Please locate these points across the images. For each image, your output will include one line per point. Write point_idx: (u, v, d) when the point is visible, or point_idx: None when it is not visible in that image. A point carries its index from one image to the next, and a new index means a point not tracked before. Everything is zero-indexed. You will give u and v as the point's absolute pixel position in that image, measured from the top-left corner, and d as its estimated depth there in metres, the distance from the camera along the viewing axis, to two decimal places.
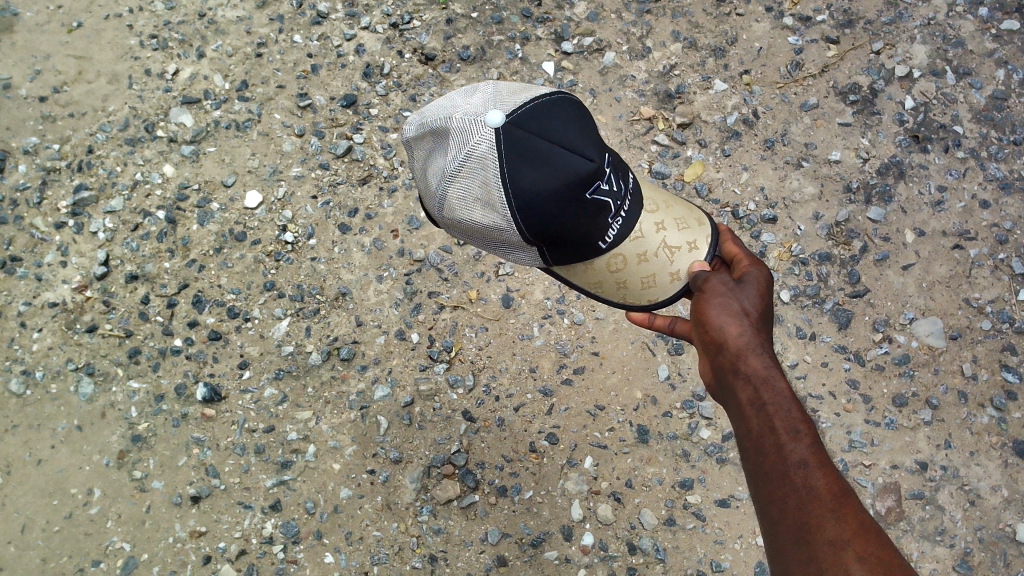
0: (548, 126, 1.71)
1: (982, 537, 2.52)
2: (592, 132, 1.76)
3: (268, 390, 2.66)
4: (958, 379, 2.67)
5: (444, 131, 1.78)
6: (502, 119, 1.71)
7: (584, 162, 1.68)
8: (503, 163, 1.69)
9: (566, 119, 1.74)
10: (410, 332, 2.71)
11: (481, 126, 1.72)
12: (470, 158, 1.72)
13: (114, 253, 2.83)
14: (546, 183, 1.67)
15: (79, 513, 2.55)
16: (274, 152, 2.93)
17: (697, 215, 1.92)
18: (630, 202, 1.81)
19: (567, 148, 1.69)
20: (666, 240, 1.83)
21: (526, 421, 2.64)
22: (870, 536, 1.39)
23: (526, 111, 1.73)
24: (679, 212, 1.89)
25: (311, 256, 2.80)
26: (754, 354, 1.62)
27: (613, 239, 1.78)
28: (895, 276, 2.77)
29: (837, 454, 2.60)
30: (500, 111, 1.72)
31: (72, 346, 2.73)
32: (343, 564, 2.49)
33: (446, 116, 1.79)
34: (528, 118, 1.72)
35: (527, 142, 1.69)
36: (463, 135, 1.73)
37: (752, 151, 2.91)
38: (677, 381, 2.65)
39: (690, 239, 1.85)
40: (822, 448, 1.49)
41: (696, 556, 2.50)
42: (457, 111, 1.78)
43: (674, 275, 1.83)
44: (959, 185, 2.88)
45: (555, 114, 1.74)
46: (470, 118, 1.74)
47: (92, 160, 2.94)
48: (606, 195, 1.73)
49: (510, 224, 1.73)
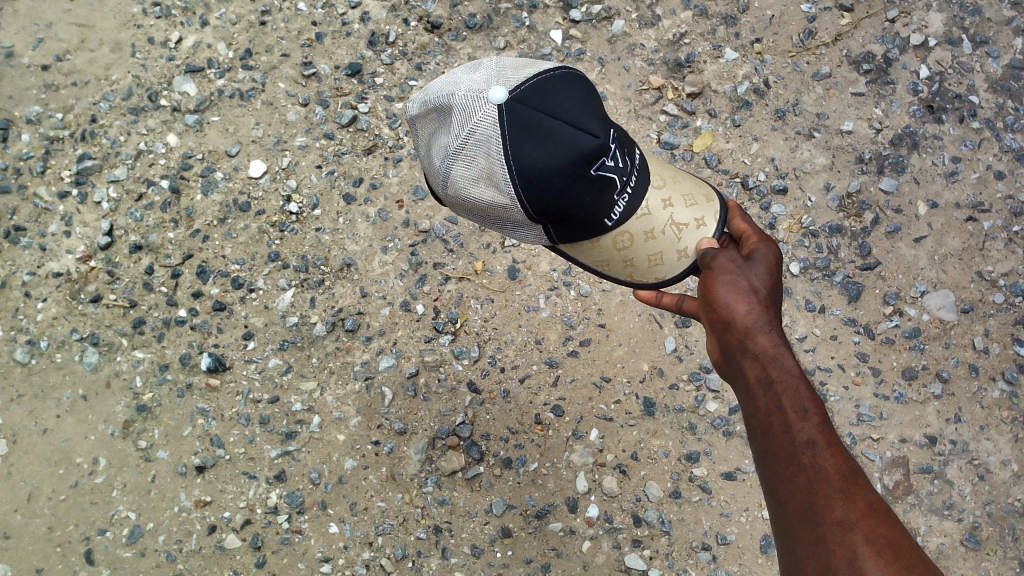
0: (551, 102, 1.68)
1: (991, 511, 2.51)
2: (597, 107, 1.73)
3: (272, 360, 2.65)
4: (969, 353, 2.65)
5: (447, 109, 1.74)
6: (505, 94, 1.67)
7: (588, 137, 1.65)
8: (506, 140, 1.66)
9: (570, 94, 1.70)
10: (415, 303, 2.69)
11: (484, 103, 1.68)
12: (473, 136, 1.69)
13: (118, 223, 2.81)
14: (548, 160, 1.64)
15: (84, 482, 2.56)
16: (279, 121, 2.90)
17: (705, 190, 1.89)
18: (637, 177, 1.78)
19: (571, 124, 1.66)
20: (673, 217, 1.81)
21: (532, 393, 2.62)
22: (879, 518, 1.36)
23: (529, 87, 1.69)
24: (687, 188, 1.86)
25: (316, 227, 2.78)
26: (762, 332, 1.59)
27: (619, 216, 1.75)
28: (906, 249, 2.74)
29: (845, 428, 2.58)
30: (503, 87, 1.69)
31: (77, 315, 2.72)
32: (348, 534, 2.50)
33: (449, 93, 1.75)
34: (532, 94, 1.68)
35: (530, 118, 1.65)
36: (466, 112, 1.70)
37: (763, 121, 2.87)
38: (683, 354, 2.63)
39: (698, 215, 1.82)
40: (830, 426, 1.47)
41: (701, 528, 2.50)
42: (460, 87, 1.74)
43: (682, 252, 1.80)
44: (973, 156, 2.83)
45: (559, 90, 1.70)
46: (473, 95, 1.70)
47: (96, 129, 2.91)
48: (611, 171, 1.70)
49: (514, 202, 1.70)
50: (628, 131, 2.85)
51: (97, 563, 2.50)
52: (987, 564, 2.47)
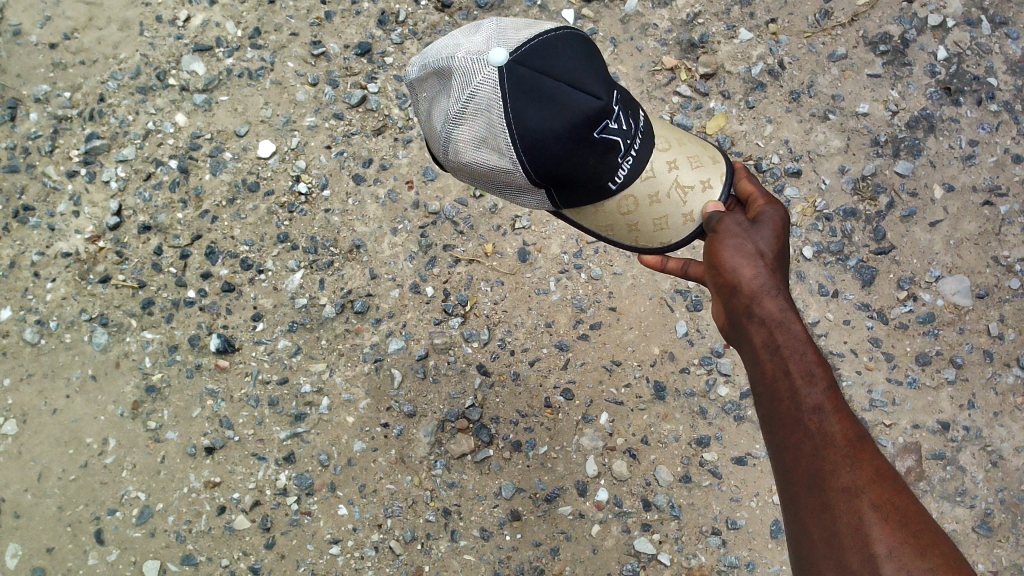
0: (554, 63, 1.65)
1: (1004, 498, 2.50)
2: (600, 68, 1.70)
3: (282, 341, 2.64)
4: (984, 339, 2.62)
5: (447, 72, 1.71)
6: (506, 56, 1.64)
7: (590, 99, 1.62)
8: (507, 103, 1.63)
9: (572, 54, 1.67)
10: (425, 286, 2.68)
11: (485, 66, 1.64)
12: (474, 100, 1.66)
13: (127, 203, 2.80)
14: (551, 123, 1.61)
15: (94, 462, 2.57)
16: (288, 101, 2.88)
17: (711, 152, 1.86)
18: (642, 139, 1.76)
19: (573, 86, 1.63)
20: (679, 179, 1.78)
21: (542, 376, 2.61)
22: (887, 482, 1.35)
23: (531, 48, 1.66)
24: (693, 150, 1.84)
25: (325, 208, 2.76)
26: (769, 296, 1.57)
27: (624, 179, 1.73)
28: (922, 233, 2.71)
29: (857, 413, 2.56)
30: (503, 49, 1.65)
31: (86, 296, 2.71)
32: (357, 517, 2.49)
33: (449, 55, 1.71)
34: (534, 55, 1.65)
35: (532, 80, 1.62)
36: (466, 75, 1.66)
37: (777, 102, 2.83)
38: (695, 338, 2.61)
39: (704, 177, 1.80)
40: (838, 391, 1.46)
41: (711, 513, 2.49)
42: (460, 49, 1.70)
43: (688, 216, 1.78)
44: (991, 139, 2.79)
45: (561, 50, 1.67)
46: (473, 57, 1.66)
47: (104, 108, 2.89)
48: (614, 133, 1.68)
49: (516, 166, 1.67)
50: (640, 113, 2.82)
51: (107, 543, 2.50)
52: (998, 550, 2.46)
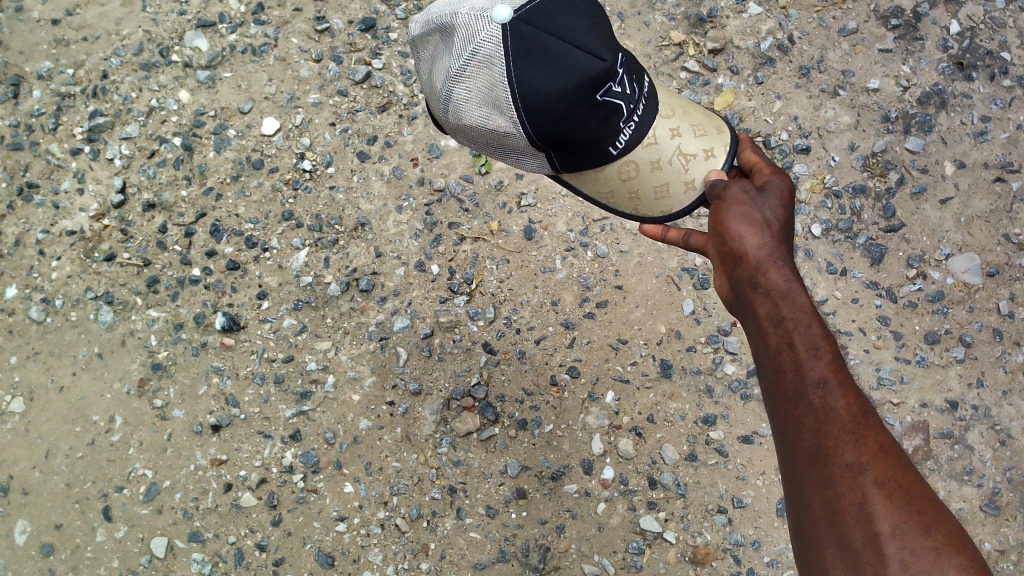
0: (558, 22, 1.61)
1: (1012, 477, 2.48)
2: (606, 31, 1.66)
3: (287, 320, 2.63)
4: (994, 317, 2.60)
5: (450, 29, 1.68)
6: (509, 15, 1.62)
7: (593, 60, 1.59)
8: (509, 63, 1.60)
9: (577, 15, 1.64)
10: (430, 264, 2.67)
11: (488, 24, 1.62)
12: (475, 57, 1.63)
13: (131, 180, 2.79)
14: (553, 83, 1.59)
15: (101, 440, 2.57)
16: (292, 77, 2.85)
17: (717, 122, 1.83)
18: (648, 105, 1.74)
19: (576, 47, 1.60)
20: (681, 147, 1.76)
21: (548, 354, 2.60)
22: (891, 459, 1.33)
23: (534, 8, 1.63)
24: (697, 119, 1.81)
25: (330, 185, 2.74)
26: (774, 267, 1.53)
27: (625, 144, 1.71)
28: (932, 210, 2.68)
29: (865, 392, 2.54)
30: (507, 8, 1.63)
31: (91, 274, 2.71)
32: (362, 494, 2.50)
33: (452, 13, 1.69)
34: (537, 15, 1.62)
35: (534, 40, 1.60)
36: (469, 32, 1.64)
37: (786, 78, 2.79)
38: (702, 316, 2.60)
39: (707, 146, 1.77)
40: (843, 364, 1.43)
41: (717, 492, 2.48)
42: (464, 7, 1.68)
43: (689, 184, 1.76)
44: (1004, 115, 2.76)
45: (566, 10, 1.63)
46: (476, 15, 1.64)
47: (107, 85, 2.87)
48: (618, 97, 1.66)
49: (516, 127, 1.64)
50: None
51: (114, 520, 2.50)
52: (1006, 529, 2.45)
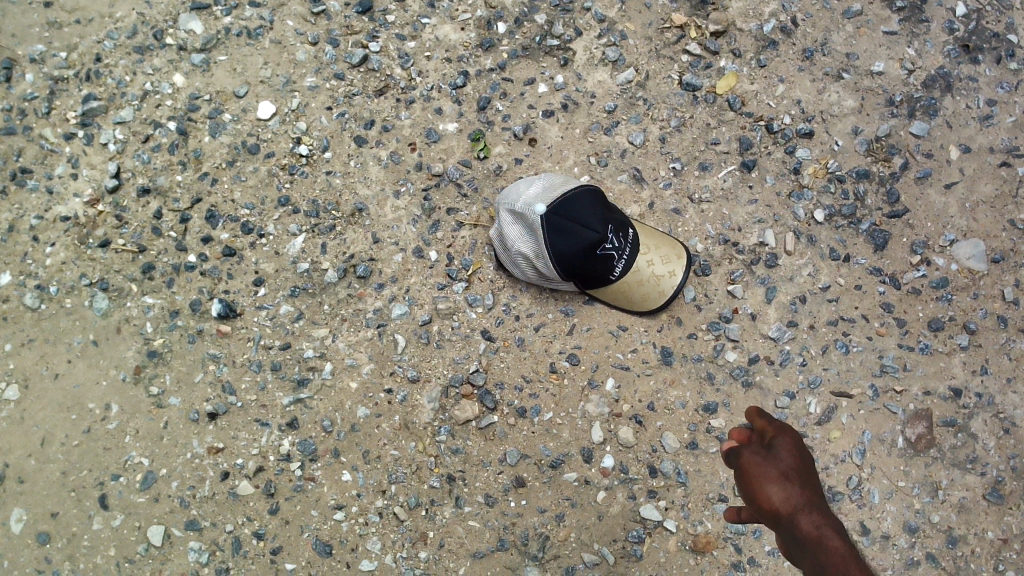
0: (573, 211, 2.37)
1: (1014, 465, 2.48)
2: (604, 210, 2.42)
3: (284, 306, 2.61)
4: (998, 304, 2.58)
5: (512, 211, 2.44)
6: (544, 209, 2.35)
7: (591, 232, 2.36)
8: (545, 233, 2.36)
9: (588, 206, 2.39)
10: (428, 250, 2.64)
11: (531, 210, 2.37)
12: (525, 226, 2.41)
13: (126, 165, 2.73)
14: (570, 247, 2.36)
15: (97, 428, 2.52)
16: (288, 60, 2.80)
17: (679, 251, 2.53)
18: (630, 248, 2.45)
19: (583, 225, 2.36)
20: (654, 270, 2.49)
21: (547, 341, 2.56)
22: None
23: (560, 202, 2.37)
24: (665, 250, 2.52)
25: (327, 170, 2.71)
26: None
27: (619, 273, 2.45)
28: (937, 195, 2.64)
29: (868, 378, 2.52)
30: (543, 203, 2.37)
31: (86, 260, 2.65)
32: (361, 483, 2.48)
33: (513, 204, 2.44)
34: (562, 206, 2.37)
35: (558, 225, 2.36)
36: (522, 214, 2.40)
37: (789, 61, 2.75)
38: (703, 303, 2.57)
39: (671, 269, 2.50)
40: None
41: (718, 480, 2.47)
42: (520, 201, 2.42)
43: (663, 292, 2.50)
44: (1010, 99, 2.72)
45: (580, 203, 2.38)
46: (525, 206, 2.39)
47: (100, 69, 2.79)
48: (609, 251, 2.40)
49: (549, 265, 2.41)
50: (649, 71, 2.76)
51: (111, 508, 2.48)
52: (1009, 518, 2.45)
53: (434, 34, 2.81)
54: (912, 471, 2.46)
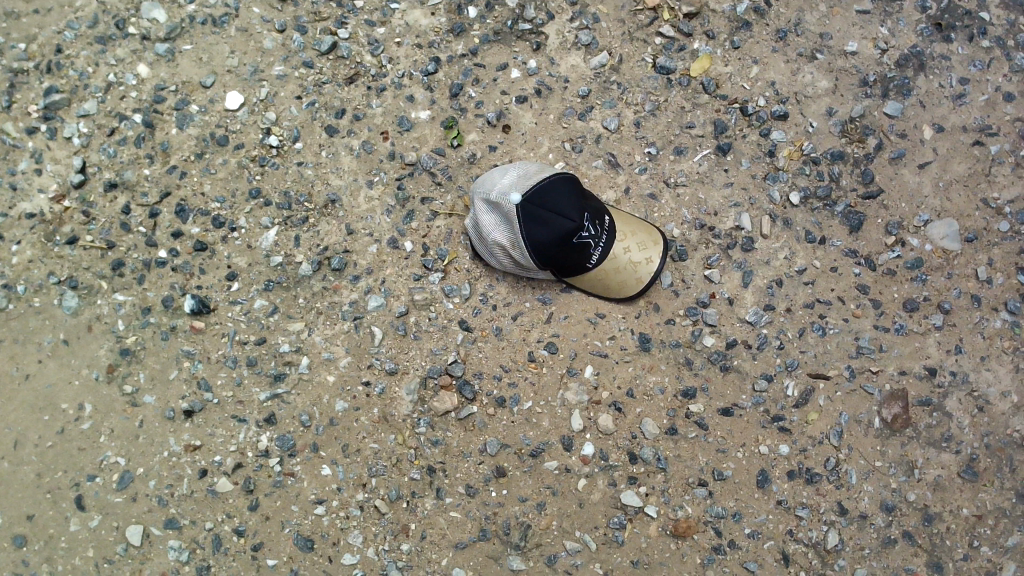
0: (549, 199, 2.34)
1: (988, 442, 2.51)
2: (580, 198, 2.40)
3: (258, 301, 2.58)
4: (972, 283, 2.59)
5: (486, 199, 2.42)
6: (519, 198, 2.33)
7: (567, 221, 2.33)
8: (520, 222, 2.34)
9: (563, 194, 2.37)
10: (403, 241, 2.61)
11: (506, 198, 2.34)
12: (500, 214, 2.39)
13: (91, 159, 2.67)
14: (546, 236, 2.34)
15: (71, 428, 2.49)
16: (254, 49, 2.74)
17: (655, 236, 2.52)
18: (607, 235, 2.43)
19: (558, 214, 2.33)
20: (631, 257, 2.47)
21: (525, 330, 2.55)
22: None
23: (535, 190, 2.35)
24: (641, 236, 2.50)
25: (298, 161, 2.67)
26: None
27: (596, 260, 2.43)
28: (910, 175, 2.65)
29: (845, 360, 2.54)
30: (518, 192, 2.34)
31: (53, 258, 2.60)
32: (340, 477, 2.47)
33: (488, 193, 2.41)
34: (537, 194, 2.35)
35: (533, 214, 2.33)
36: (497, 203, 2.37)
37: (763, 42, 2.73)
38: (680, 288, 2.57)
39: (647, 256, 2.49)
40: None
41: (698, 465, 2.48)
42: (494, 189, 2.40)
43: (639, 280, 2.49)
44: (982, 77, 2.72)
45: (556, 191, 2.36)
46: (500, 195, 2.37)
47: (61, 60, 2.71)
48: (586, 239, 2.38)
49: (525, 254, 2.39)
50: (622, 55, 2.73)
51: (88, 509, 2.45)
52: (983, 494, 2.48)
53: (404, 20, 2.76)
54: (888, 451, 2.49)
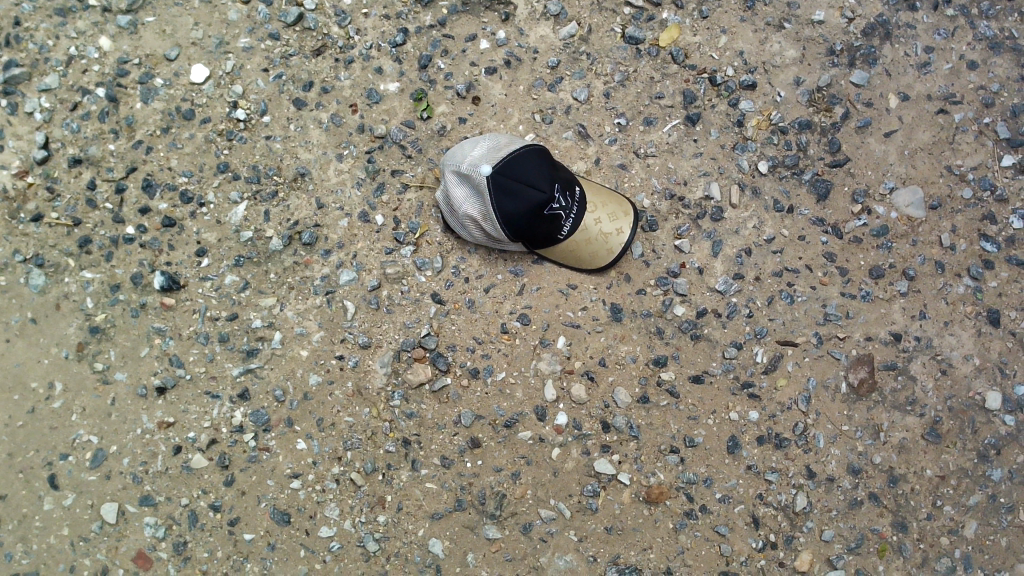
0: (519, 171, 2.34)
1: (951, 405, 2.56)
2: (551, 169, 2.40)
3: (228, 277, 2.57)
4: (936, 250, 2.63)
5: (457, 171, 2.41)
6: (490, 169, 2.33)
7: (538, 193, 2.34)
8: (491, 194, 2.35)
9: (534, 165, 2.37)
10: (374, 214, 2.61)
11: (477, 170, 2.34)
12: (471, 186, 2.39)
13: (54, 135, 2.61)
14: (517, 208, 2.35)
15: (42, 408, 2.47)
16: (219, 20, 2.68)
17: (626, 207, 2.54)
18: (577, 207, 2.44)
19: (530, 186, 2.34)
20: (602, 228, 2.49)
21: (498, 302, 2.56)
22: None
23: (506, 162, 2.35)
24: (612, 208, 2.52)
25: (266, 134, 2.65)
26: None
27: (567, 232, 2.45)
28: (876, 144, 2.68)
29: (812, 327, 2.58)
30: (489, 163, 2.34)
31: (19, 236, 2.56)
32: (315, 450, 2.48)
33: (458, 164, 2.40)
34: (508, 166, 2.35)
35: (505, 185, 2.33)
36: (468, 175, 2.37)
37: (731, 12, 2.73)
38: (650, 258, 2.59)
39: (618, 227, 2.50)
40: None
41: (670, 432, 2.51)
42: (465, 161, 2.39)
43: (610, 250, 2.50)
44: (947, 46, 2.73)
45: (526, 162, 2.36)
46: (471, 167, 2.36)
47: (20, 32, 2.64)
48: (557, 211, 2.39)
49: (496, 226, 2.39)
50: (591, 25, 2.72)
51: (61, 488, 2.44)
52: (946, 456, 2.54)
53: None
54: (854, 415, 2.54)
